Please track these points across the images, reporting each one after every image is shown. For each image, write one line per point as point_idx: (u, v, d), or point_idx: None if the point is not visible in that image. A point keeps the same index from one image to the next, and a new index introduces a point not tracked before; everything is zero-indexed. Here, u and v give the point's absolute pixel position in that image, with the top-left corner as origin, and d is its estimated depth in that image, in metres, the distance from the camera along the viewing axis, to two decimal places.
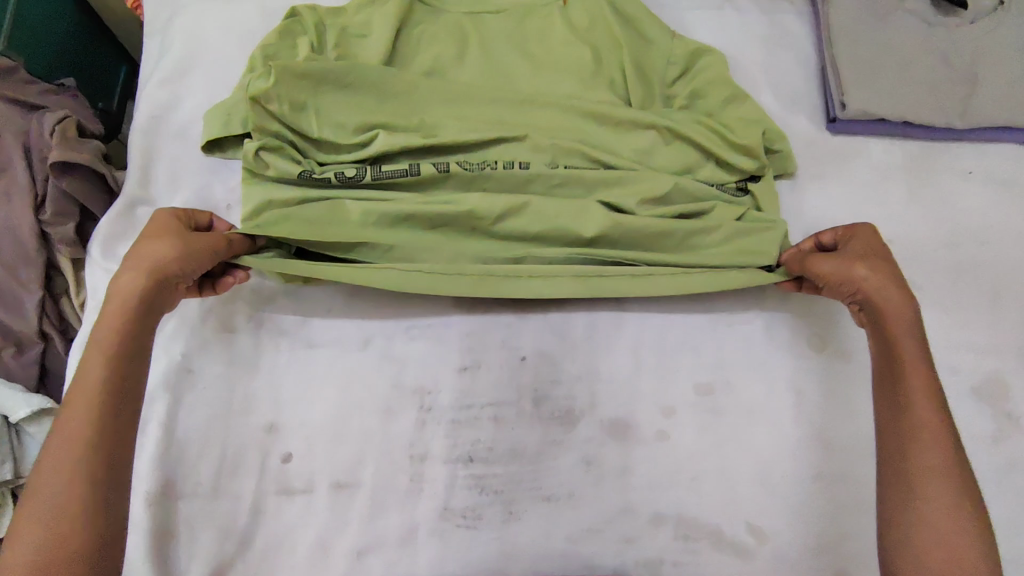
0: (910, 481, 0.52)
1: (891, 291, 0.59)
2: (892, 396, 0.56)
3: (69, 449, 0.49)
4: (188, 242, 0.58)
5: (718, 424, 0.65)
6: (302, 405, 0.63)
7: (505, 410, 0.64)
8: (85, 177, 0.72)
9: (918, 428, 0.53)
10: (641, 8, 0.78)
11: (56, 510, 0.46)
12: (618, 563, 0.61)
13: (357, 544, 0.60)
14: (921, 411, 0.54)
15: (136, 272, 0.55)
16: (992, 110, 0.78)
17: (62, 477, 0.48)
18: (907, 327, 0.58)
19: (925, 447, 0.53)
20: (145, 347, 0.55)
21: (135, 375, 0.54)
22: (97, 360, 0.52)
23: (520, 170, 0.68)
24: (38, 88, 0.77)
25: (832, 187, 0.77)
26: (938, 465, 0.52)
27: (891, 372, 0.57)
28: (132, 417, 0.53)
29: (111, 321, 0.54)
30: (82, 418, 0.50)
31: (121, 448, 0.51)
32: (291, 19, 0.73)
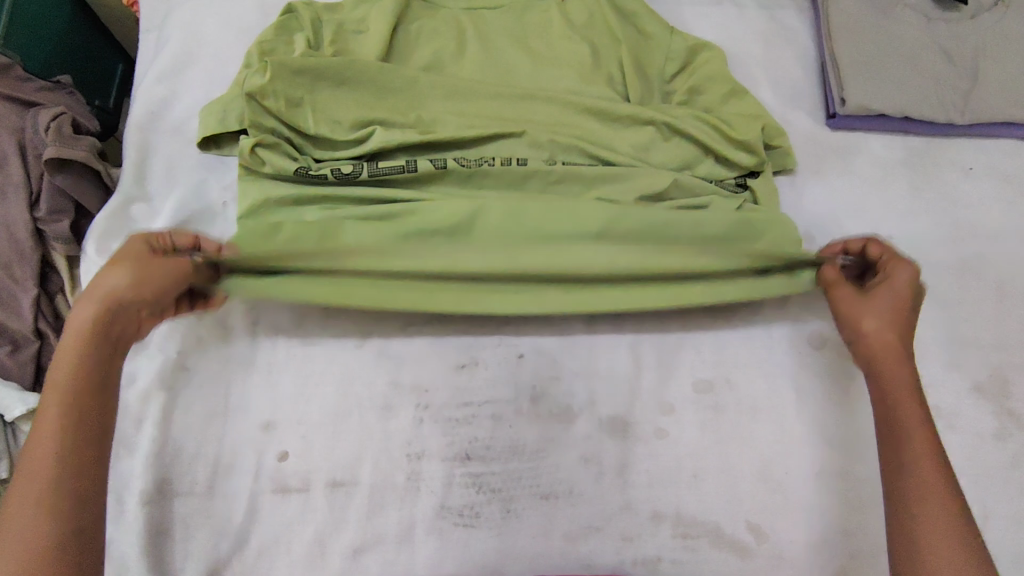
0: (913, 539, 0.49)
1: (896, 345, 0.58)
2: (895, 458, 0.53)
3: (31, 489, 0.46)
4: (143, 269, 0.55)
5: (718, 422, 0.64)
6: (299, 403, 0.63)
7: (503, 408, 0.64)
8: (80, 173, 0.71)
9: (919, 488, 0.51)
10: (640, 5, 0.78)
11: (24, 551, 0.44)
12: (617, 562, 0.60)
13: (354, 543, 0.60)
14: (922, 470, 0.51)
15: (89, 300, 0.52)
16: (993, 106, 0.77)
17: (32, 515, 0.45)
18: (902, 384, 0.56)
19: (927, 505, 0.50)
20: (109, 379, 0.52)
21: (99, 412, 0.50)
22: (55, 398, 0.49)
23: (518, 166, 0.68)
24: (33, 86, 0.76)
25: (832, 183, 0.76)
26: (942, 519, 0.49)
27: (890, 432, 0.54)
28: (100, 449, 0.49)
29: (70, 354, 0.50)
30: (45, 456, 0.47)
31: (94, 483, 0.48)
32: (288, 15, 0.73)
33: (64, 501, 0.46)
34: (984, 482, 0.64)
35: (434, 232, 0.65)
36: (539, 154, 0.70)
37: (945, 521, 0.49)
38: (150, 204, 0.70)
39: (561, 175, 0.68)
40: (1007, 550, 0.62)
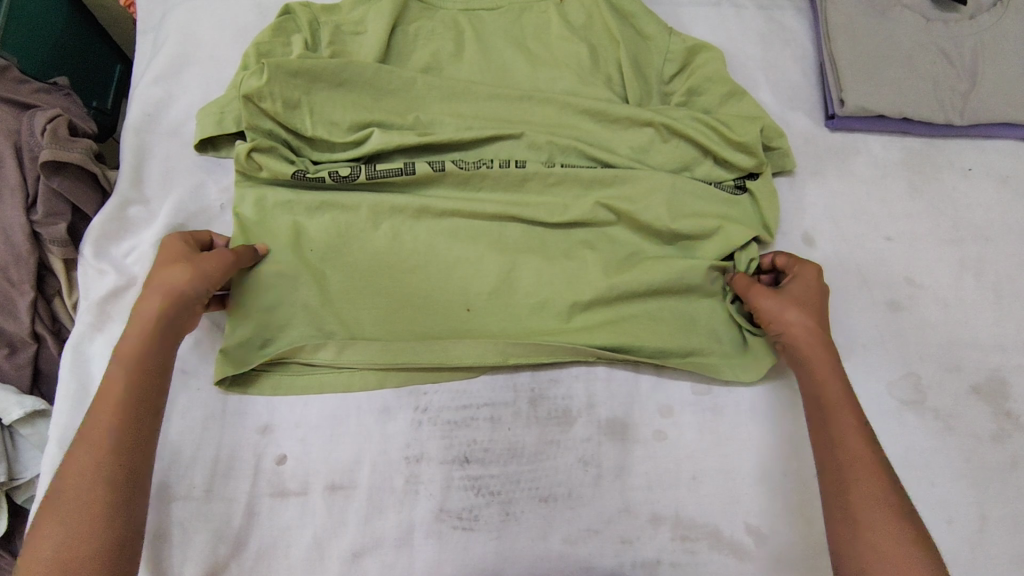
0: (851, 516, 0.52)
1: (815, 336, 0.60)
2: (825, 436, 0.56)
3: (90, 454, 0.50)
4: (201, 263, 0.58)
5: (717, 424, 0.64)
6: (297, 407, 0.63)
7: (501, 410, 0.64)
8: (76, 175, 0.71)
9: (851, 466, 0.54)
10: (638, 5, 0.77)
11: (79, 511, 0.48)
12: (616, 564, 0.60)
13: (353, 546, 0.59)
14: (852, 448, 0.54)
15: (157, 291, 0.56)
16: (992, 106, 0.77)
17: (88, 481, 0.49)
18: (829, 366, 0.59)
19: (859, 484, 0.53)
20: (168, 362, 0.56)
21: (157, 390, 0.54)
22: (119, 376, 0.53)
23: (517, 168, 0.68)
24: (31, 88, 0.76)
25: (831, 184, 0.76)
26: (877, 497, 0.52)
27: (819, 410, 0.57)
28: (151, 429, 0.53)
29: (133, 340, 0.54)
30: (103, 429, 0.51)
31: (142, 460, 0.52)
32: (285, 17, 0.72)
33: (116, 469, 0.50)
34: (983, 484, 0.64)
35: (436, 247, 0.66)
36: (536, 157, 0.70)
37: (883, 501, 0.52)
38: (147, 206, 0.70)
39: (558, 180, 0.69)
40: (1008, 553, 0.62)
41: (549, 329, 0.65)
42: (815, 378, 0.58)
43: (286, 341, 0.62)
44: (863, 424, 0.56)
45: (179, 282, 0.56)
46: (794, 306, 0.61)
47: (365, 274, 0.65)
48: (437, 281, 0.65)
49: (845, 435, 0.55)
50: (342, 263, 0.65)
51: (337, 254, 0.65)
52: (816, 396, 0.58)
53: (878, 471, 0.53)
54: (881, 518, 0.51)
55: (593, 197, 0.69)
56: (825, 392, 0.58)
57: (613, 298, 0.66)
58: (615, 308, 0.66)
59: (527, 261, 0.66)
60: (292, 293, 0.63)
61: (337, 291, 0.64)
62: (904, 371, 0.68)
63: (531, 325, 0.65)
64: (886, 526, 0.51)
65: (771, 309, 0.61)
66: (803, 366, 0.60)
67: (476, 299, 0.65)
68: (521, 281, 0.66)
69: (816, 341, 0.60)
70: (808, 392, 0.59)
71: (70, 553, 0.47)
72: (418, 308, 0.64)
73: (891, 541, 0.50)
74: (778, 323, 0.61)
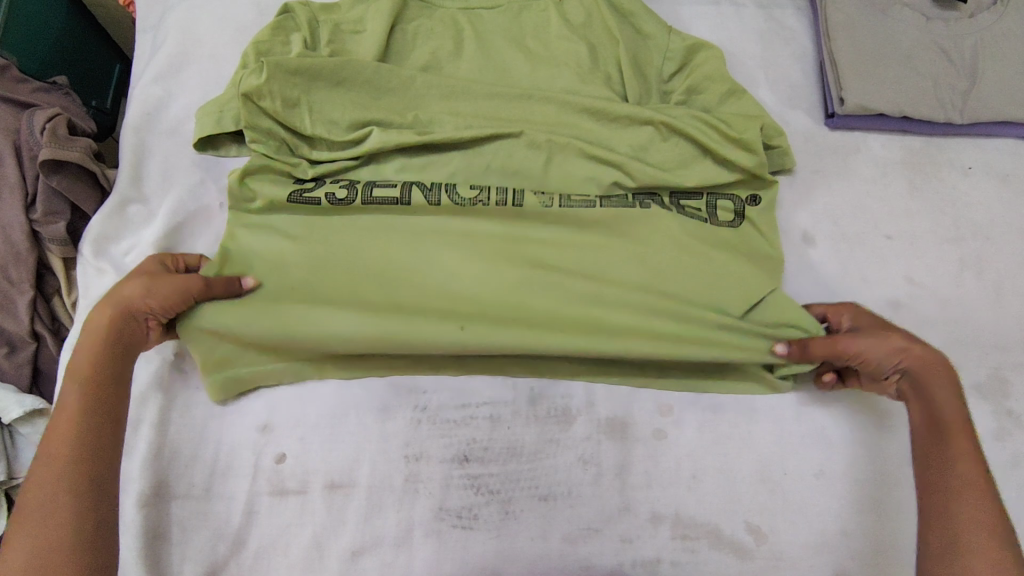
0: (957, 534, 0.51)
1: (937, 362, 0.59)
2: (941, 455, 0.55)
3: (52, 465, 0.50)
4: (151, 278, 0.59)
5: (717, 422, 0.64)
6: (296, 406, 0.63)
7: (501, 409, 0.63)
8: (75, 174, 0.71)
9: (965, 486, 0.52)
10: (637, 4, 0.77)
11: (46, 519, 0.47)
12: (617, 563, 0.60)
13: (352, 545, 0.59)
14: (968, 470, 0.53)
15: (105, 305, 0.57)
16: (992, 104, 0.77)
17: (52, 490, 0.49)
18: (945, 389, 0.58)
19: (974, 504, 0.51)
20: (124, 375, 0.56)
21: (115, 401, 0.55)
22: (74, 389, 0.53)
23: (511, 204, 0.68)
24: (30, 87, 0.76)
25: (830, 182, 0.76)
26: (982, 516, 0.51)
27: (937, 430, 0.56)
28: (111, 437, 0.53)
29: (86, 354, 0.55)
30: (63, 439, 0.51)
31: (106, 466, 0.52)
32: (284, 15, 0.72)
33: (79, 476, 0.50)
34: None
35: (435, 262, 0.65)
36: (536, 157, 0.70)
37: (985, 519, 0.51)
38: (146, 206, 0.70)
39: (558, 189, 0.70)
40: None
41: (550, 325, 0.62)
42: (935, 401, 0.57)
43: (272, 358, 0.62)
44: (978, 448, 0.54)
45: (134, 296, 0.57)
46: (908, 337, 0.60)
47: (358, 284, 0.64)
48: (432, 289, 0.64)
49: (960, 458, 0.54)
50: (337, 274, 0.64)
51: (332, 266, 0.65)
52: (932, 418, 0.57)
53: (987, 492, 0.52)
54: (987, 535, 0.50)
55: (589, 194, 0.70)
56: (942, 415, 0.56)
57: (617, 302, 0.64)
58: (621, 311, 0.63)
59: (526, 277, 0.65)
60: (284, 303, 0.62)
61: (325, 296, 0.63)
62: None
63: (538, 327, 0.62)
64: (991, 545, 0.49)
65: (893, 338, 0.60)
66: (923, 390, 0.58)
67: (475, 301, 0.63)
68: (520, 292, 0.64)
69: (932, 369, 0.58)
70: (925, 413, 0.57)
71: (37, 559, 0.46)
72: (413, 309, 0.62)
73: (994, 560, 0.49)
74: (906, 353, 0.59)
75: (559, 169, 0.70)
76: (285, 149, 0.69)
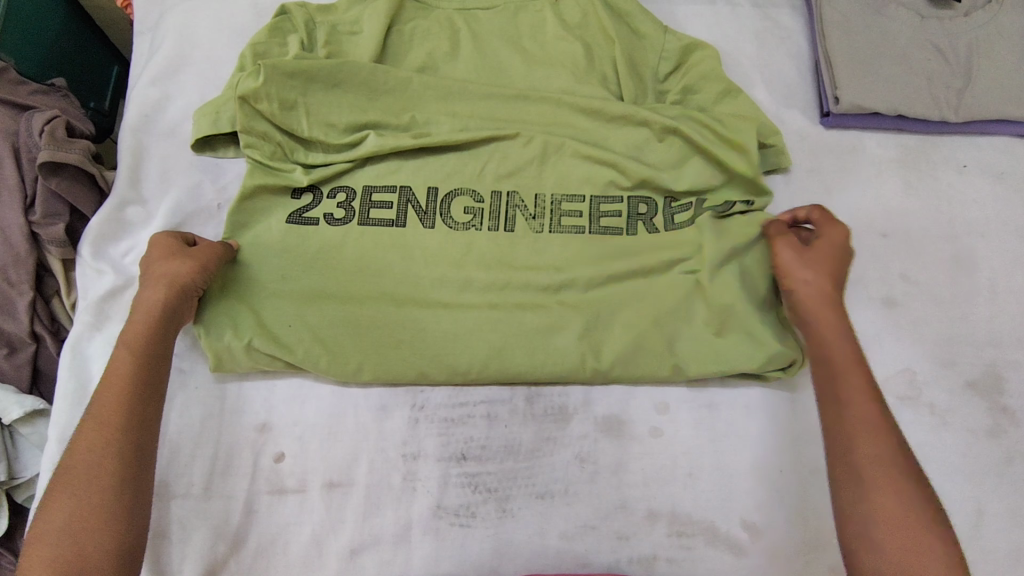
0: (858, 473, 0.53)
1: (827, 298, 0.61)
2: (832, 397, 0.56)
3: (99, 431, 0.52)
4: (200, 257, 0.61)
5: (713, 419, 0.65)
6: (295, 406, 0.63)
7: (498, 408, 0.64)
8: (74, 176, 0.71)
9: (859, 423, 0.54)
10: (633, 4, 0.77)
11: (91, 483, 0.50)
12: (613, 560, 0.60)
13: (351, 543, 0.60)
14: (859, 407, 0.55)
15: (160, 282, 0.58)
16: (986, 104, 0.77)
17: (99, 455, 0.51)
18: (838, 328, 0.59)
19: (865, 443, 0.53)
20: (169, 350, 0.58)
21: (160, 373, 0.56)
22: (126, 358, 0.55)
23: (505, 232, 0.68)
24: (29, 89, 0.76)
25: (827, 181, 0.77)
26: (881, 455, 0.53)
27: (828, 371, 0.58)
28: (157, 409, 0.55)
29: (139, 327, 0.57)
30: (113, 408, 0.53)
31: (149, 436, 0.53)
32: (281, 17, 0.73)
33: (125, 444, 0.52)
34: (977, 479, 0.64)
35: (429, 293, 0.65)
36: (530, 156, 0.70)
37: (887, 456, 0.53)
38: (145, 206, 0.71)
39: (553, 193, 0.70)
40: (1003, 544, 0.62)
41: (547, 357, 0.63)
42: (825, 338, 0.59)
43: (253, 356, 0.62)
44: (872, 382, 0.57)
45: (182, 274, 0.59)
46: (810, 266, 0.62)
47: (353, 324, 0.64)
48: (433, 339, 0.64)
49: (855, 392, 0.56)
50: (334, 307, 0.64)
51: (328, 297, 0.65)
52: (830, 359, 0.58)
53: (879, 426, 0.54)
54: (890, 474, 0.52)
55: (582, 193, 0.70)
56: (834, 351, 0.58)
57: (615, 354, 0.64)
58: (616, 352, 0.64)
59: (523, 315, 0.65)
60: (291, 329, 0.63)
61: (325, 335, 0.63)
62: (899, 368, 0.68)
63: (529, 357, 0.63)
64: (894, 485, 0.51)
65: (788, 264, 0.63)
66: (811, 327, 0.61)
67: (468, 356, 0.63)
68: (516, 341, 0.64)
69: (824, 305, 0.61)
70: (818, 352, 0.59)
71: (78, 521, 0.48)
72: (409, 363, 0.63)
73: (898, 497, 0.51)
74: (801, 276, 0.62)
75: (554, 170, 0.71)
76: (280, 152, 0.69)
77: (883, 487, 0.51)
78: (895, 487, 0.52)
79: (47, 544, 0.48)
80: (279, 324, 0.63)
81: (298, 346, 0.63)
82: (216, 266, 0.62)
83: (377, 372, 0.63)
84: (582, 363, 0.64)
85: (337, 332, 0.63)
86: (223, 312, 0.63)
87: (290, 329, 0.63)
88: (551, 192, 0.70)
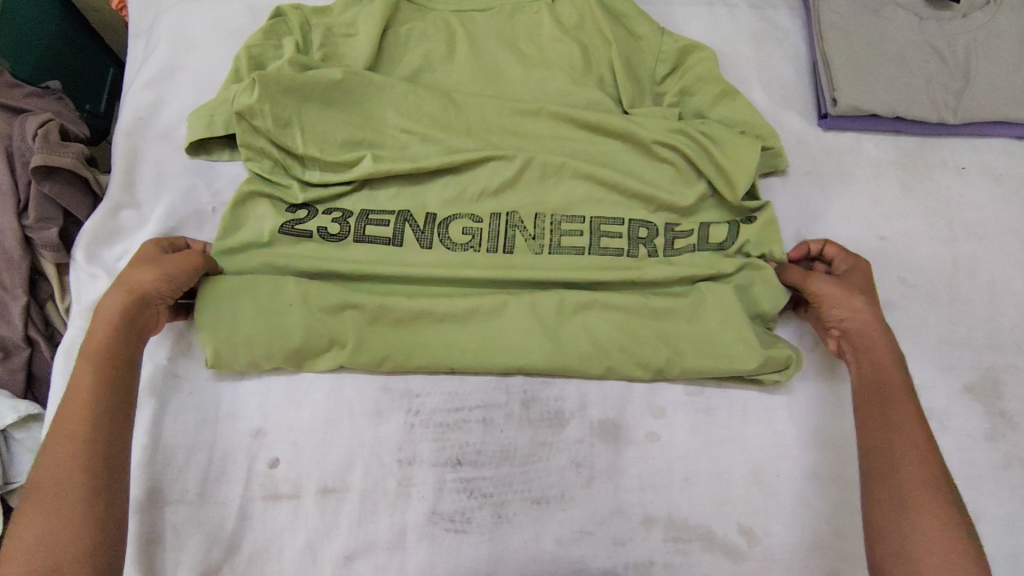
0: (903, 496, 0.52)
1: (876, 327, 0.61)
2: (882, 420, 0.57)
3: (66, 444, 0.51)
4: (167, 265, 0.61)
5: (710, 424, 0.65)
6: (290, 411, 0.63)
7: (494, 413, 0.64)
8: (68, 180, 0.71)
9: (908, 445, 0.54)
10: (629, 5, 0.77)
11: (60, 495, 0.49)
12: (609, 565, 0.60)
13: (346, 550, 0.59)
14: (909, 430, 0.55)
15: (118, 289, 0.58)
16: (985, 105, 0.77)
17: (65, 469, 0.50)
18: (888, 355, 0.60)
19: (912, 465, 0.53)
20: (134, 360, 0.57)
21: (126, 384, 0.56)
22: (88, 367, 0.55)
23: (502, 253, 0.68)
24: (23, 92, 0.76)
25: (824, 183, 0.76)
26: (928, 479, 0.52)
27: (879, 396, 0.58)
28: (125, 422, 0.55)
29: (99, 336, 0.56)
30: (78, 421, 0.52)
31: (118, 449, 0.53)
32: (276, 19, 0.73)
33: (94, 456, 0.51)
34: (976, 484, 0.64)
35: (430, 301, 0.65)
36: (528, 175, 0.70)
37: (933, 480, 0.52)
38: (139, 210, 0.70)
39: (553, 213, 0.70)
40: (1001, 549, 0.62)
41: (543, 355, 0.63)
42: (877, 365, 0.60)
43: (244, 359, 0.62)
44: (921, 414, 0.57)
45: (145, 282, 0.59)
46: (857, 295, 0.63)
47: (353, 325, 0.63)
48: (430, 344, 0.64)
49: (904, 417, 0.56)
50: (334, 308, 0.64)
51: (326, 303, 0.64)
52: (879, 384, 0.59)
53: (927, 450, 0.54)
54: (937, 499, 0.51)
55: (583, 213, 0.70)
56: (884, 377, 0.59)
57: (608, 357, 0.64)
58: (609, 353, 0.64)
59: (517, 315, 0.65)
60: (281, 337, 0.62)
61: (322, 339, 0.63)
62: None
63: (523, 355, 0.63)
64: (937, 510, 0.51)
65: (832, 295, 0.63)
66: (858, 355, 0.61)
67: (462, 356, 0.64)
68: (510, 340, 0.64)
69: (877, 335, 0.61)
70: (865, 379, 0.60)
71: (49, 533, 0.48)
72: (407, 360, 0.63)
73: (941, 520, 0.50)
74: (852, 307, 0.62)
75: (554, 190, 0.70)
76: (278, 167, 0.69)
77: (925, 510, 0.51)
78: (939, 512, 0.51)
79: (18, 558, 0.47)
80: (273, 336, 0.62)
81: (296, 350, 0.62)
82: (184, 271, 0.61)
83: (377, 363, 0.63)
84: (573, 363, 0.64)
85: (333, 333, 0.63)
86: (211, 320, 0.62)
87: (286, 333, 0.62)
88: (551, 213, 0.70)
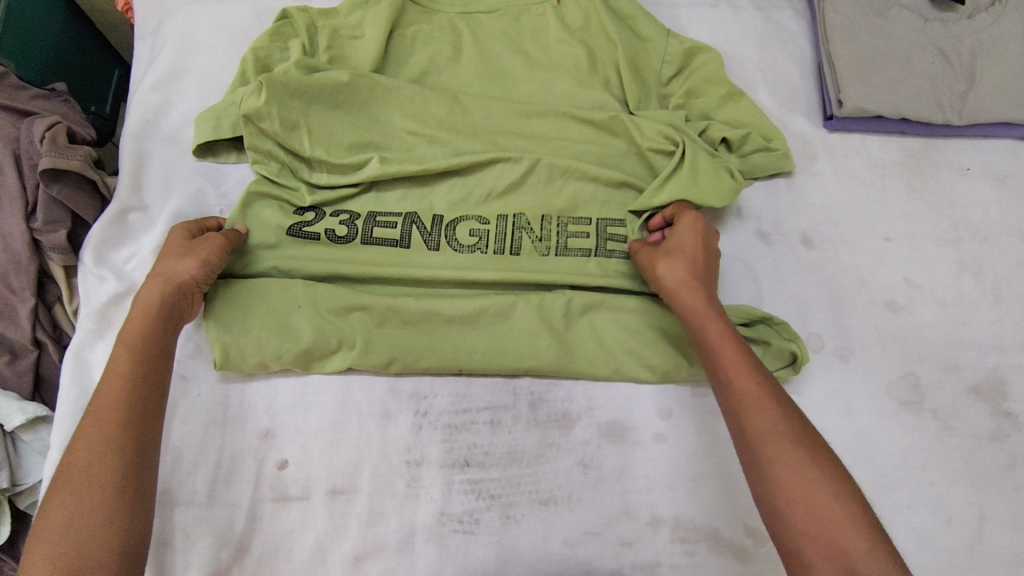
0: (752, 450, 0.50)
1: (689, 279, 0.60)
2: (715, 377, 0.55)
3: (100, 429, 0.51)
4: (200, 253, 0.60)
5: (717, 425, 0.65)
6: (298, 412, 0.63)
7: (502, 414, 0.64)
8: (76, 183, 0.71)
9: (741, 395, 0.52)
10: (635, 7, 0.77)
11: (92, 480, 0.49)
12: (617, 566, 0.60)
13: (355, 550, 0.59)
14: (736, 378, 0.53)
15: (158, 280, 0.59)
16: (990, 107, 0.77)
17: (98, 454, 0.50)
18: (706, 307, 0.58)
19: (754, 415, 0.51)
20: (168, 347, 0.58)
21: (160, 371, 0.56)
22: (124, 353, 0.55)
23: (509, 255, 0.68)
24: (29, 94, 0.76)
25: (830, 185, 0.76)
26: (768, 424, 0.50)
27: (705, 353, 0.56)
28: (157, 408, 0.55)
29: (136, 324, 0.57)
30: (112, 405, 0.52)
31: (150, 435, 0.53)
32: (283, 21, 0.73)
33: (126, 442, 0.51)
34: (982, 484, 0.64)
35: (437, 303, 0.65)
36: (534, 177, 0.70)
37: (773, 425, 0.50)
38: (146, 212, 0.70)
39: (559, 216, 0.70)
40: (1008, 550, 0.62)
41: (550, 359, 0.64)
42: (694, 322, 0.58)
43: (253, 359, 0.62)
44: (747, 355, 0.55)
45: (181, 274, 0.59)
46: (665, 257, 0.62)
47: (364, 326, 0.64)
48: (437, 346, 0.64)
49: (736, 365, 0.54)
50: (342, 309, 0.64)
51: (334, 304, 0.64)
52: (704, 341, 0.57)
53: (762, 394, 0.52)
54: (781, 443, 0.49)
55: (589, 215, 0.70)
56: (705, 330, 0.57)
57: (615, 360, 0.65)
58: (616, 357, 0.65)
59: (526, 318, 0.65)
60: (290, 337, 0.62)
61: (331, 340, 0.63)
62: (903, 372, 0.68)
63: (530, 359, 0.64)
64: (790, 456, 0.48)
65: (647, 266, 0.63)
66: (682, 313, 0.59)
67: (468, 359, 0.64)
68: (516, 343, 0.64)
69: (689, 285, 0.60)
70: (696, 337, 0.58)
71: (78, 518, 0.48)
72: (413, 362, 0.64)
73: (794, 467, 0.48)
74: (659, 271, 0.62)
75: (561, 192, 0.70)
76: (285, 170, 0.69)
77: (776, 459, 0.49)
78: (791, 459, 0.48)
79: (48, 542, 0.47)
80: (284, 338, 0.62)
81: (305, 351, 0.62)
82: (217, 263, 0.62)
83: (385, 365, 0.63)
84: (579, 366, 0.64)
85: (342, 335, 0.63)
86: (221, 325, 0.62)
87: (297, 334, 0.63)
88: (557, 215, 0.70)
